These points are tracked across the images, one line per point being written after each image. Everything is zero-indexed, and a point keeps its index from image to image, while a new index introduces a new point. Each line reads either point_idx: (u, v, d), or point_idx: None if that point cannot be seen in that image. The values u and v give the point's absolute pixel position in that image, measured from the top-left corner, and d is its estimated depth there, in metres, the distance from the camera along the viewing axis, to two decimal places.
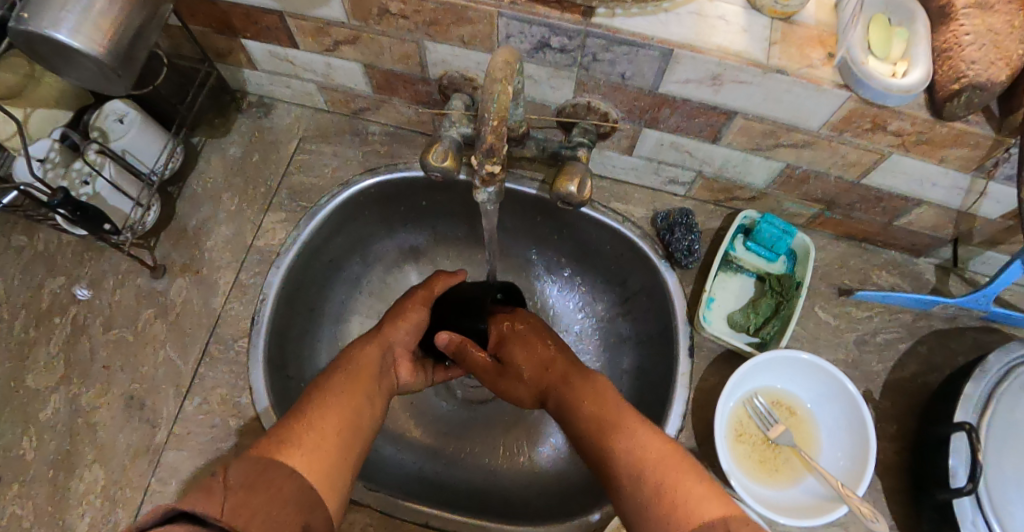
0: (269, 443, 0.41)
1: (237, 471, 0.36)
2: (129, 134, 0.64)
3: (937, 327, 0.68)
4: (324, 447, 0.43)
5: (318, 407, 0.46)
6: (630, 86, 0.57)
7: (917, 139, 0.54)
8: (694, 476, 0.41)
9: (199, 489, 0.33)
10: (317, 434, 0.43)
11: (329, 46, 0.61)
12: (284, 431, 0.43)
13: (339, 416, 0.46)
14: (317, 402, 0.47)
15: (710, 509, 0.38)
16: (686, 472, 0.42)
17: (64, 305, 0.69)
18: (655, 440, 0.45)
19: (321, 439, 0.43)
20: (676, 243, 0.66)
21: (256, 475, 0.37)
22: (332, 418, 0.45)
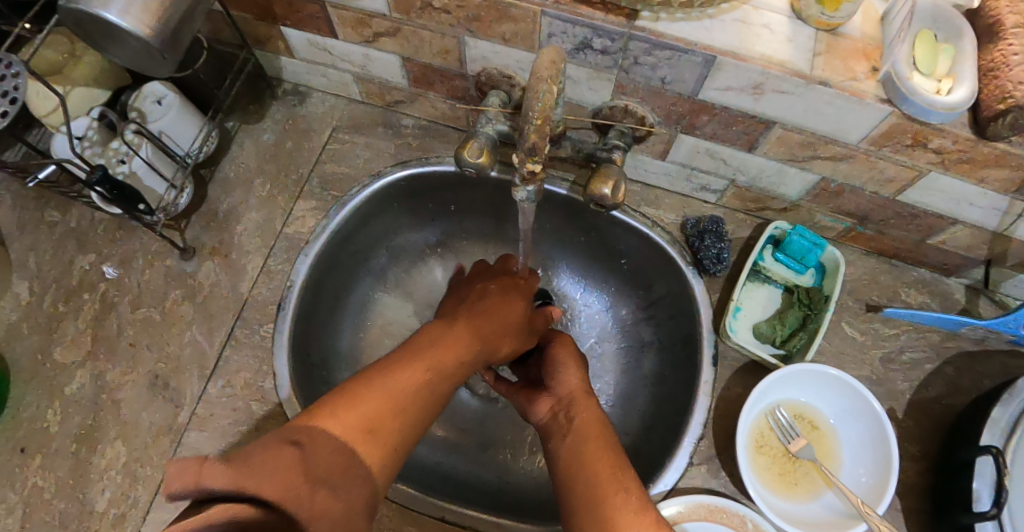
0: (350, 419, 0.41)
1: (319, 455, 0.37)
2: (167, 116, 0.64)
3: (965, 349, 0.67)
4: (384, 431, 0.42)
5: (403, 387, 0.45)
6: (669, 91, 0.57)
7: (958, 158, 0.53)
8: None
9: (278, 461, 0.34)
10: (394, 423, 0.43)
11: (368, 37, 0.62)
12: (365, 406, 0.42)
13: (416, 404, 0.45)
14: (397, 379, 0.45)
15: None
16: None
17: (94, 282, 0.70)
18: (650, 512, 0.43)
19: (395, 431, 0.43)
20: (704, 249, 0.66)
21: (326, 463, 0.37)
22: (409, 407, 0.44)
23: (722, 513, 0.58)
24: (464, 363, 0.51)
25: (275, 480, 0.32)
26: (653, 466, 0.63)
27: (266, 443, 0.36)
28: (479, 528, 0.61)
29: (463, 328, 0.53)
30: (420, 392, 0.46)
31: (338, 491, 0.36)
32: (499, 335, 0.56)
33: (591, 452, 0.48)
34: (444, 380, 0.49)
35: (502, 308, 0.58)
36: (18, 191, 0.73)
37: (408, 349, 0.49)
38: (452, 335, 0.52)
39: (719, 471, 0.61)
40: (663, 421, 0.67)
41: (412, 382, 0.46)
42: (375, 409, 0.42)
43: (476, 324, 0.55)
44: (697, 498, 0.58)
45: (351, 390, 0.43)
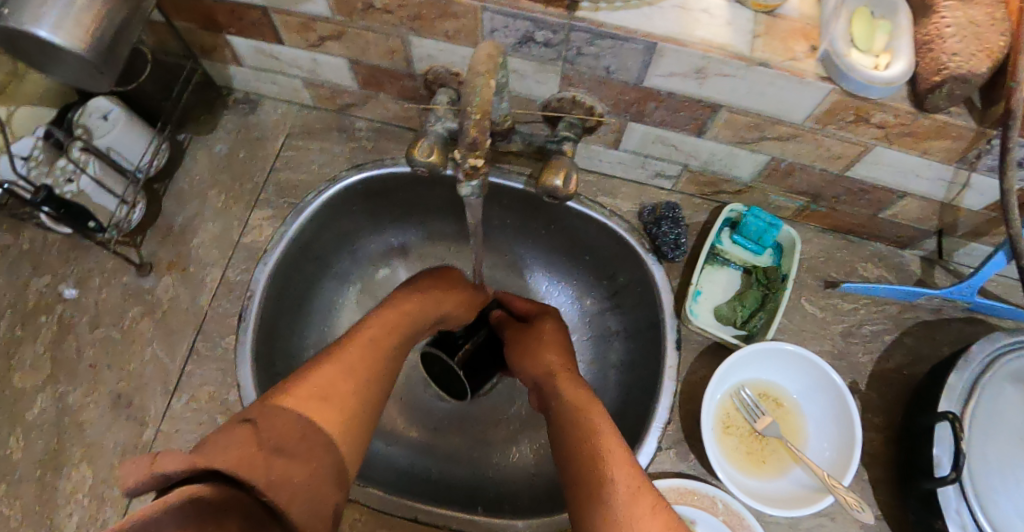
0: (303, 390, 0.44)
1: (271, 426, 0.40)
2: (113, 131, 0.63)
3: (922, 318, 0.68)
4: (343, 400, 0.46)
5: (354, 355, 0.50)
6: (615, 80, 0.57)
7: (900, 130, 0.54)
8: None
9: (234, 439, 0.37)
10: (346, 387, 0.47)
11: (314, 42, 0.61)
12: (319, 376, 0.46)
13: (368, 368, 0.50)
14: (342, 351, 0.49)
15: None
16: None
17: (50, 304, 0.69)
18: (648, 496, 0.42)
19: (349, 392, 0.47)
20: (662, 235, 0.66)
21: (277, 432, 0.40)
22: (364, 369, 0.49)
23: (692, 496, 0.59)
24: (414, 325, 0.59)
25: (228, 454, 0.35)
26: None
27: (222, 427, 0.40)
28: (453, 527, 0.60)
29: (413, 295, 0.61)
30: (372, 355, 0.51)
31: (295, 458, 0.39)
32: (452, 296, 0.64)
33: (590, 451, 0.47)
34: (392, 345, 0.54)
35: (446, 277, 0.66)
36: None
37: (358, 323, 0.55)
38: (401, 303, 0.59)
39: (689, 454, 0.62)
40: (632, 408, 0.67)
41: (362, 348, 0.51)
42: (329, 377, 0.46)
43: (434, 291, 0.63)
44: (667, 482, 0.59)
45: (302, 369, 0.47)
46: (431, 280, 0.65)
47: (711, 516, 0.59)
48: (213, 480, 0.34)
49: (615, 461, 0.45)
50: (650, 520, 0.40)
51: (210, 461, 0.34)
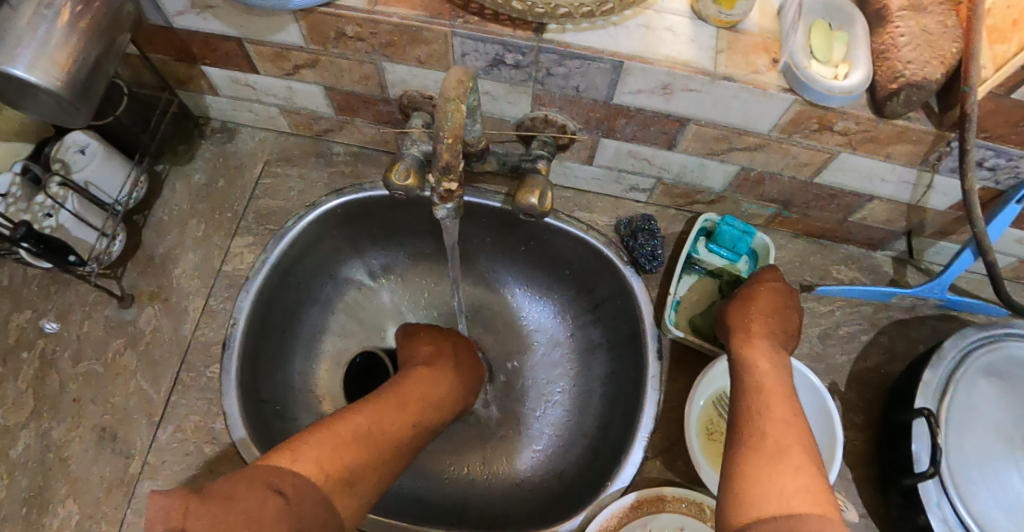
0: (332, 465, 0.44)
1: (304, 511, 0.40)
2: (92, 164, 0.64)
3: (896, 317, 0.70)
4: (364, 478, 0.46)
5: (389, 430, 0.50)
6: (585, 98, 0.58)
7: (862, 137, 0.56)
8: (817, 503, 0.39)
9: (258, 511, 0.38)
10: (372, 475, 0.47)
11: (289, 70, 0.62)
12: (350, 449, 0.45)
13: (394, 459, 0.50)
14: (372, 427, 0.49)
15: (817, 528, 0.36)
16: (801, 496, 0.39)
17: (31, 340, 0.68)
18: (795, 454, 0.42)
19: (372, 481, 0.47)
20: (639, 247, 0.67)
21: (304, 517, 0.40)
22: (386, 456, 0.49)
23: (678, 502, 0.59)
24: (438, 410, 0.58)
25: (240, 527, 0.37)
26: (610, 464, 0.64)
27: (250, 484, 0.39)
28: None
29: (447, 383, 0.61)
30: (403, 444, 0.51)
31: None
32: (467, 388, 0.66)
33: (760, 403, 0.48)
34: (421, 437, 0.54)
35: (467, 365, 0.67)
36: None
37: (403, 394, 0.55)
38: (436, 387, 0.59)
39: (675, 462, 0.63)
40: (617, 418, 0.68)
41: (399, 434, 0.51)
42: (360, 459, 0.46)
43: (460, 377, 0.64)
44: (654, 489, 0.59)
45: (343, 431, 0.46)
46: (459, 364, 0.65)
47: (698, 523, 0.58)
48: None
49: (789, 435, 0.44)
50: (791, 478, 0.41)
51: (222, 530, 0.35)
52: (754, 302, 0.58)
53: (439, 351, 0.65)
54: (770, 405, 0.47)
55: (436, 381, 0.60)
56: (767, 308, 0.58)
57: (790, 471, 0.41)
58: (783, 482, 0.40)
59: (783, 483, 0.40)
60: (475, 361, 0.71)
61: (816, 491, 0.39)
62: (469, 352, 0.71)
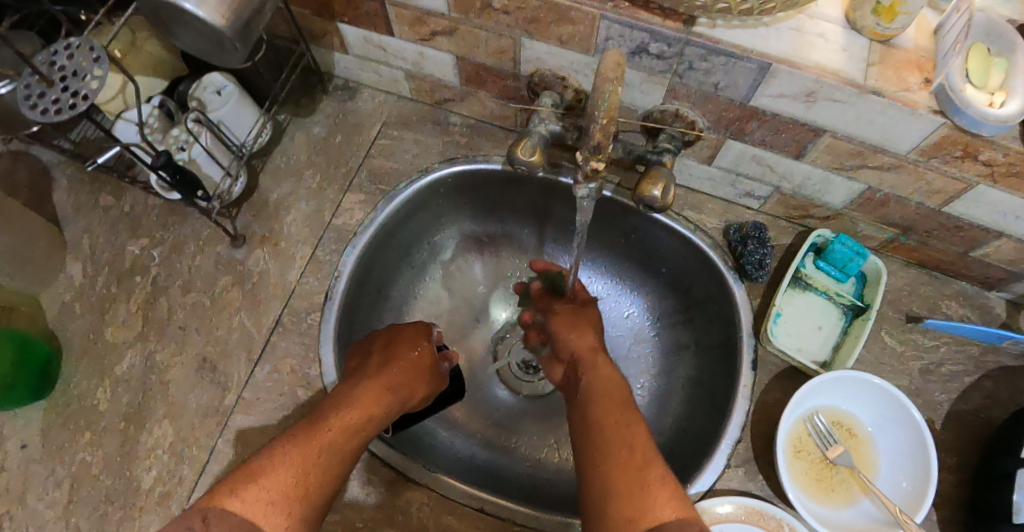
0: (253, 494, 0.42)
1: None
2: (227, 106, 0.66)
3: (1005, 363, 0.67)
4: (288, 491, 0.44)
5: (309, 454, 0.47)
6: (721, 97, 0.57)
7: (1008, 170, 0.53)
8: (685, 508, 0.42)
9: None
10: (296, 489, 0.44)
11: (425, 36, 0.63)
12: (261, 478, 0.43)
13: (319, 472, 0.47)
14: (284, 448, 0.47)
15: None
16: (673, 504, 0.42)
17: (145, 266, 0.72)
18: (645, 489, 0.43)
19: (300, 500, 0.44)
20: (748, 254, 0.66)
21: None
22: (316, 469, 0.46)
23: (759, 516, 0.58)
24: (366, 415, 0.53)
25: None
26: (689, 468, 0.64)
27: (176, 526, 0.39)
28: (517, 520, 0.60)
29: (363, 386, 0.56)
30: (324, 455, 0.48)
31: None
32: (407, 383, 0.59)
33: (600, 402, 0.52)
34: (348, 440, 0.50)
35: (392, 360, 0.59)
36: (75, 175, 0.77)
37: (314, 415, 0.52)
38: (355, 393, 0.55)
39: (757, 474, 0.61)
40: (698, 422, 0.68)
41: (318, 449, 0.48)
42: (278, 478, 0.44)
43: (383, 381, 0.57)
44: (736, 499, 0.59)
45: (251, 467, 0.45)
46: (383, 363, 0.59)
47: None
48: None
49: (613, 433, 0.48)
50: (659, 488, 0.43)
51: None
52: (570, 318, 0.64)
53: (364, 359, 0.61)
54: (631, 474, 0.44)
55: (362, 381, 0.56)
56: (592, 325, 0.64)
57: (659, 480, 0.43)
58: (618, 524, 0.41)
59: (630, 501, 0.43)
60: (421, 348, 0.62)
61: (669, 496, 0.42)
62: (412, 342, 0.62)
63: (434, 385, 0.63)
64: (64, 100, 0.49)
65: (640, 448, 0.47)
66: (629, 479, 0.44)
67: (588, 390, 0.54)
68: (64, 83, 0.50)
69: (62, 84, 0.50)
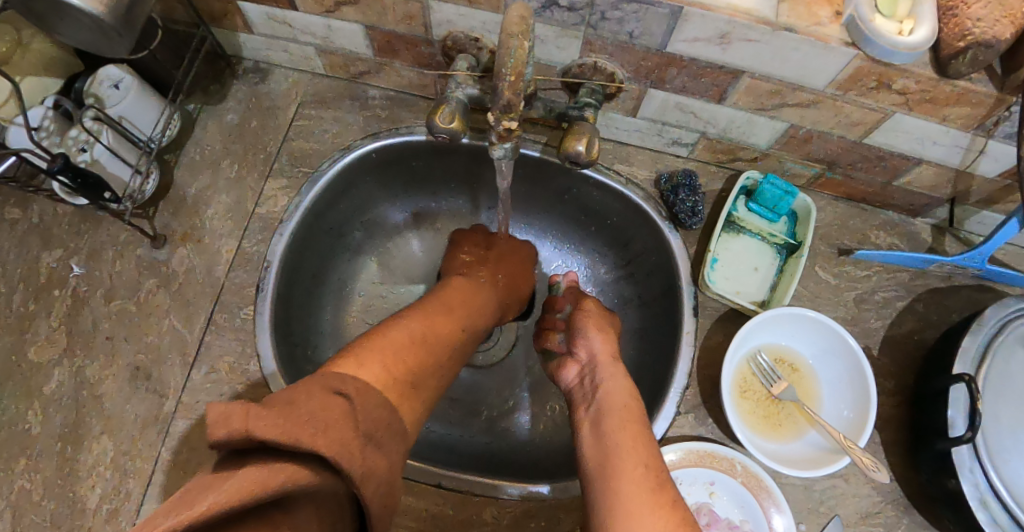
0: (395, 370, 0.43)
1: (366, 414, 0.36)
2: (126, 99, 0.62)
3: (933, 285, 0.69)
4: (415, 376, 0.44)
5: (435, 350, 0.48)
6: (638, 46, 0.56)
7: (921, 97, 0.53)
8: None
9: (321, 403, 0.33)
10: (427, 375, 0.46)
11: (329, 7, 0.59)
12: (403, 358, 0.44)
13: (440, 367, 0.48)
14: (412, 339, 0.47)
15: None
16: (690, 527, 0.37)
17: (63, 278, 0.68)
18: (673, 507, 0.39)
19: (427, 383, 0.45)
20: (679, 203, 0.67)
21: (372, 419, 0.36)
22: (436, 357, 0.48)
23: (711, 458, 0.60)
24: (478, 320, 0.57)
25: (330, 436, 0.31)
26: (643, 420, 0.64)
27: (312, 389, 0.35)
28: (476, 492, 0.60)
29: (479, 298, 0.59)
30: (446, 350, 0.50)
31: (380, 447, 0.36)
32: (502, 304, 0.64)
33: (619, 416, 0.48)
34: (462, 346, 0.53)
35: (497, 281, 0.64)
36: None
37: (435, 309, 0.53)
38: (471, 302, 0.58)
39: (707, 419, 0.63)
40: (648, 372, 0.68)
41: (441, 342, 0.50)
42: (414, 363, 0.45)
43: (493, 296, 0.61)
44: (688, 445, 0.60)
45: (388, 349, 0.44)
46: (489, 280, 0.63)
47: (729, 478, 0.60)
48: (305, 464, 0.30)
49: (627, 452, 0.44)
50: (671, 509, 0.39)
51: (319, 440, 0.30)
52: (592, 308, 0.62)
53: (471, 270, 0.65)
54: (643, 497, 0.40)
55: (475, 291, 0.60)
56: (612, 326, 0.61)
57: (667, 503, 0.39)
58: None
59: (636, 519, 0.38)
60: (517, 276, 0.68)
61: (679, 518, 0.38)
62: (510, 271, 0.67)
63: (516, 304, 0.68)
64: None
65: (653, 470, 0.42)
66: (640, 502, 0.39)
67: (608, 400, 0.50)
68: None
69: None
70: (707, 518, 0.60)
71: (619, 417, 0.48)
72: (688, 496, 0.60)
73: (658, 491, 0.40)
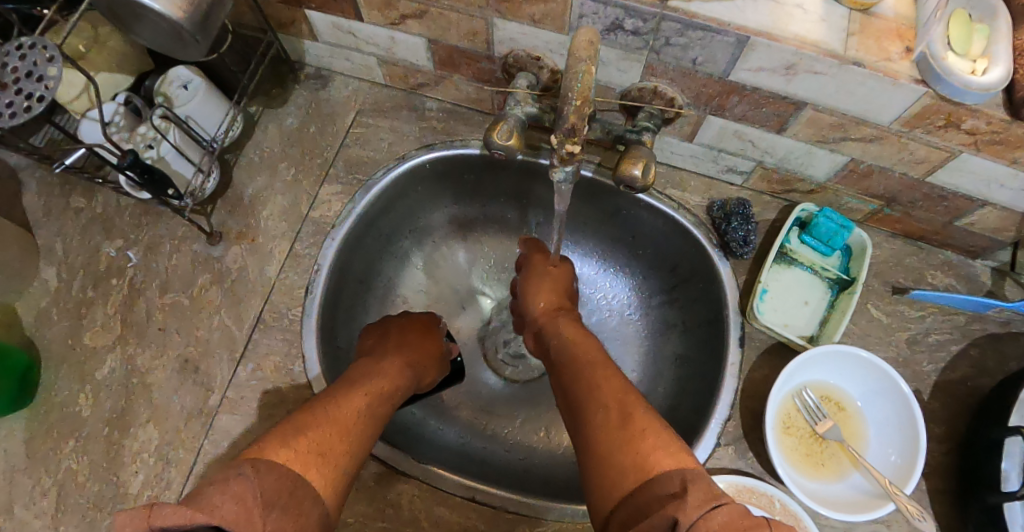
0: (300, 442, 0.41)
1: (268, 485, 0.36)
2: (194, 101, 0.65)
3: (991, 331, 0.67)
4: (329, 438, 0.44)
5: (348, 414, 0.47)
6: (700, 72, 0.56)
7: (990, 139, 0.52)
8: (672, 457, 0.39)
9: (225, 490, 0.34)
10: (340, 442, 0.44)
11: (395, 20, 0.61)
12: (310, 428, 0.43)
13: (358, 433, 0.47)
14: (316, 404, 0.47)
15: (664, 490, 0.36)
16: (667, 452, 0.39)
17: (121, 268, 0.70)
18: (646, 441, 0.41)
19: (342, 449, 0.44)
20: (732, 232, 0.66)
21: (274, 488, 0.36)
22: (348, 423, 0.46)
23: (750, 493, 0.59)
24: (393, 384, 0.56)
25: (225, 508, 0.33)
26: None
27: (213, 478, 0.36)
28: (508, 508, 0.60)
29: (389, 365, 0.58)
30: (361, 414, 0.49)
31: (289, 513, 0.36)
32: (422, 363, 0.62)
33: (581, 374, 0.50)
34: (380, 404, 0.52)
35: (417, 340, 0.64)
36: (44, 177, 0.74)
37: (340, 383, 0.52)
38: (382, 366, 0.56)
39: (747, 452, 0.62)
40: (688, 400, 0.67)
41: (353, 406, 0.49)
42: (322, 431, 0.44)
43: (403, 357, 0.60)
44: (726, 478, 0.59)
45: (295, 418, 0.44)
46: (402, 342, 0.62)
47: (768, 516, 0.58)
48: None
49: (596, 399, 0.46)
50: (646, 441, 0.41)
51: (212, 515, 0.32)
52: (536, 273, 0.67)
53: (380, 337, 0.63)
54: (620, 435, 0.42)
55: (383, 356, 0.59)
56: (556, 288, 0.66)
57: (640, 435, 0.41)
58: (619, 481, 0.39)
59: (620, 461, 0.40)
60: (430, 336, 0.66)
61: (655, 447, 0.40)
62: (422, 331, 0.66)
63: (440, 366, 0.66)
64: (19, 104, 0.48)
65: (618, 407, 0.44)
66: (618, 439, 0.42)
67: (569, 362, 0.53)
68: (19, 84, 0.48)
69: (16, 87, 0.48)
70: None
71: (584, 374, 0.50)
72: None
73: (628, 427, 0.42)
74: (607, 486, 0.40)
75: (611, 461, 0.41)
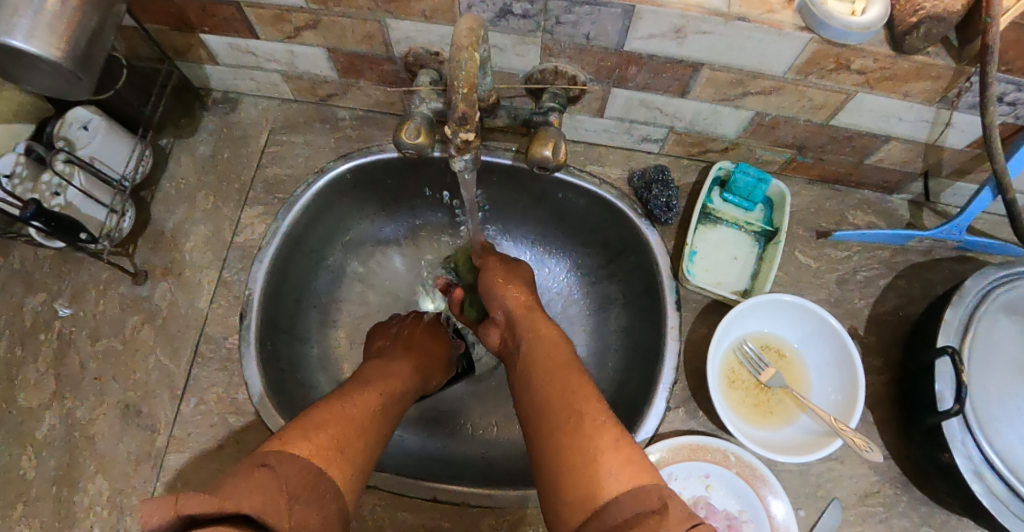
0: (320, 438, 0.43)
1: (288, 475, 0.39)
2: (96, 141, 0.63)
3: (914, 261, 0.69)
4: (347, 433, 0.46)
5: (362, 413, 0.49)
6: (596, 46, 0.56)
7: (881, 75, 0.53)
8: (639, 474, 0.39)
9: (249, 480, 0.36)
10: (357, 439, 0.46)
11: (290, 33, 0.60)
12: (329, 425, 0.45)
13: (375, 428, 0.49)
14: (330, 404, 0.48)
15: (632, 510, 0.37)
16: (630, 472, 0.39)
17: (48, 321, 0.68)
18: (614, 455, 0.40)
19: (360, 446, 0.46)
20: (653, 199, 0.67)
21: (296, 480, 0.39)
22: (363, 421, 0.48)
23: (704, 451, 0.60)
24: (404, 384, 0.58)
25: (253, 498, 0.35)
26: (634, 417, 0.64)
27: (236, 472, 0.38)
28: (473, 502, 0.60)
29: (399, 365, 0.60)
30: (375, 416, 0.50)
31: (311, 505, 0.39)
32: (430, 364, 0.64)
33: (545, 371, 0.49)
34: (393, 405, 0.54)
35: (425, 343, 0.66)
36: None
37: (353, 382, 0.54)
38: (393, 367, 0.59)
39: (697, 411, 0.63)
40: (636, 370, 0.68)
41: (367, 409, 0.50)
42: (339, 427, 0.46)
43: (414, 361, 0.62)
44: (678, 440, 0.60)
45: (314, 415, 0.46)
46: (412, 344, 0.65)
47: (724, 469, 0.60)
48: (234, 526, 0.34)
49: (558, 402, 0.46)
50: (613, 454, 0.40)
51: (239, 504, 0.34)
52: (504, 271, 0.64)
53: (390, 340, 0.66)
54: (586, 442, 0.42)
55: (395, 356, 0.61)
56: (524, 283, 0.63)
57: (611, 445, 0.41)
58: (582, 495, 0.39)
59: (584, 472, 0.40)
60: (437, 339, 0.69)
61: (627, 462, 0.40)
62: (429, 334, 0.69)
63: (446, 365, 0.68)
64: None
65: (590, 413, 0.44)
66: (583, 445, 0.42)
67: (529, 354, 0.53)
68: None
69: None
70: (705, 511, 0.59)
71: (545, 372, 0.49)
72: (684, 490, 0.60)
73: (599, 431, 0.42)
74: (561, 499, 0.41)
75: (571, 473, 0.41)
